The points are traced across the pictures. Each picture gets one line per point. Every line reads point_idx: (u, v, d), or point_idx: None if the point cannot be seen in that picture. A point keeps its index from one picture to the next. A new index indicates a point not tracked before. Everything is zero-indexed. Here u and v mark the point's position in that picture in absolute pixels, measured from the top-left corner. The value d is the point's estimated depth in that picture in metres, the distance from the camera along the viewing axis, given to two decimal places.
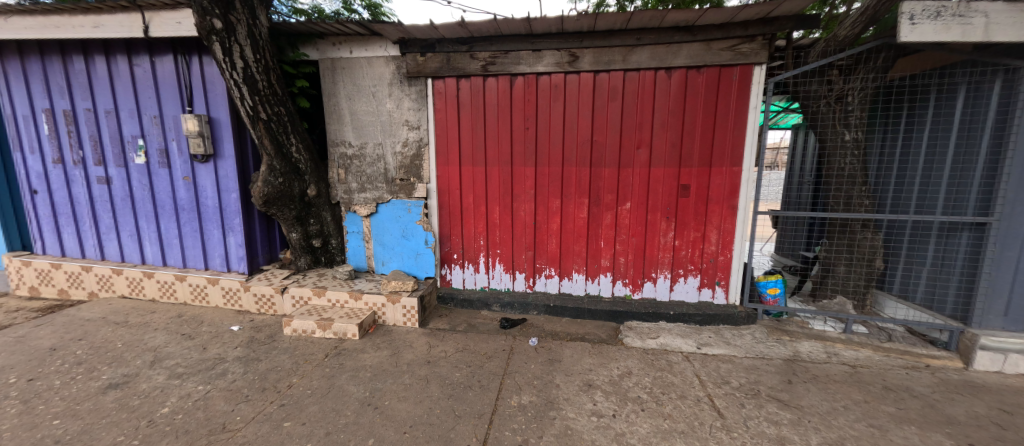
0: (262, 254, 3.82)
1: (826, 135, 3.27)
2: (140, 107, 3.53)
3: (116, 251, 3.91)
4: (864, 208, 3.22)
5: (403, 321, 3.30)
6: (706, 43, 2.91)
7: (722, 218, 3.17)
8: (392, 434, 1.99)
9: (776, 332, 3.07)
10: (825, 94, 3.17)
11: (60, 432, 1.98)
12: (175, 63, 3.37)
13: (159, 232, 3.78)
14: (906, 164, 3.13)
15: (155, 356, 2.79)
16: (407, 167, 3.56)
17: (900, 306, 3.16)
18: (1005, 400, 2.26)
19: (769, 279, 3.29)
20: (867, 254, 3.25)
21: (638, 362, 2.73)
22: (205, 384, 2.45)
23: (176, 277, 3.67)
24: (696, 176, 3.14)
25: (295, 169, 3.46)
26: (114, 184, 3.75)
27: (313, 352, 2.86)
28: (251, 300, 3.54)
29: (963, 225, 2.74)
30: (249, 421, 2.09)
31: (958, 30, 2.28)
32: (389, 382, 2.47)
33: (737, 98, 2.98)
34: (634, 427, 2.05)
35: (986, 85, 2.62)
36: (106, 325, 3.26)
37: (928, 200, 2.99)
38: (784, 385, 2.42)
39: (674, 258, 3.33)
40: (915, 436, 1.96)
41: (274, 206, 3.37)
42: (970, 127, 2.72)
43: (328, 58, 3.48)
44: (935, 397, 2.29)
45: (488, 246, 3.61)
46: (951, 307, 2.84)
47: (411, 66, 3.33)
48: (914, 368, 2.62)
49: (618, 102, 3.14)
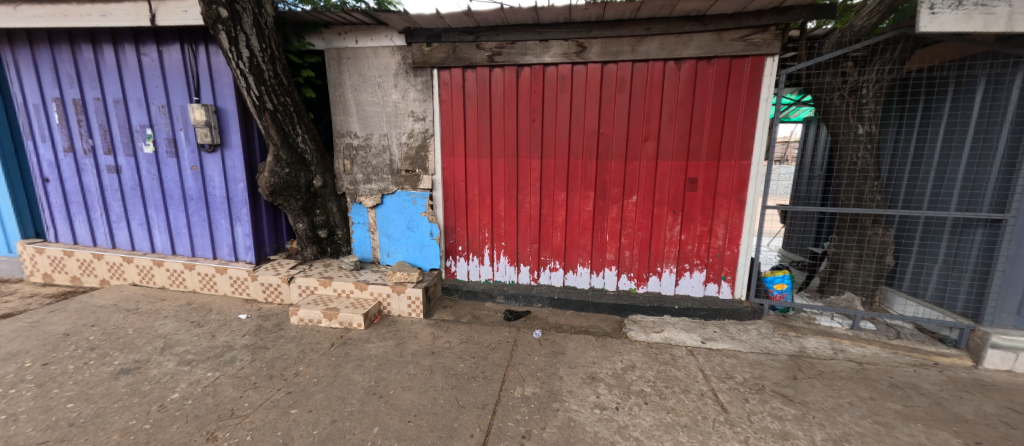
0: (269, 244, 3.86)
1: (838, 129, 3.19)
2: (148, 96, 3.55)
3: (126, 239, 3.96)
4: (876, 203, 3.16)
5: (408, 311, 3.32)
6: (717, 33, 2.85)
7: (731, 212, 3.14)
8: (396, 423, 2.02)
9: (782, 328, 3.06)
10: (838, 87, 3.08)
11: (74, 416, 2.03)
12: (182, 52, 3.38)
13: (168, 221, 3.81)
14: (921, 159, 3.06)
15: (165, 343, 2.84)
16: (412, 158, 3.55)
17: (909, 303, 3.11)
18: (1015, 398, 2.23)
19: (776, 275, 3.26)
20: (877, 250, 3.18)
21: (642, 355, 2.73)
22: (215, 371, 2.49)
23: (186, 265, 3.73)
24: (705, 169, 3.10)
25: (301, 160, 3.48)
26: (124, 173, 3.79)
27: (319, 341, 2.89)
28: (259, 289, 3.58)
29: (978, 221, 2.70)
30: (257, 408, 2.13)
31: (980, 20, 2.21)
32: (394, 371, 2.50)
33: (747, 90, 2.92)
34: (638, 420, 2.05)
35: (1006, 77, 2.56)
36: (118, 312, 3.33)
37: (942, 197, 2.92)
38: (790, 381, 2.41)
39: (679, 253, 3.30)
40: (921, 433, 1.94)
41: (280, 197, 3.39)
42: (988, 122, 2.66)
43: (334, 48, 3.46)
44: (943, 395, 2.27)
45: (493, 238, 3.61)
46: (963, 304, 2.81)
47: (417, 57, 3.31)
48: (923, 365, 2.59)
49: (626, 94, 3.09)
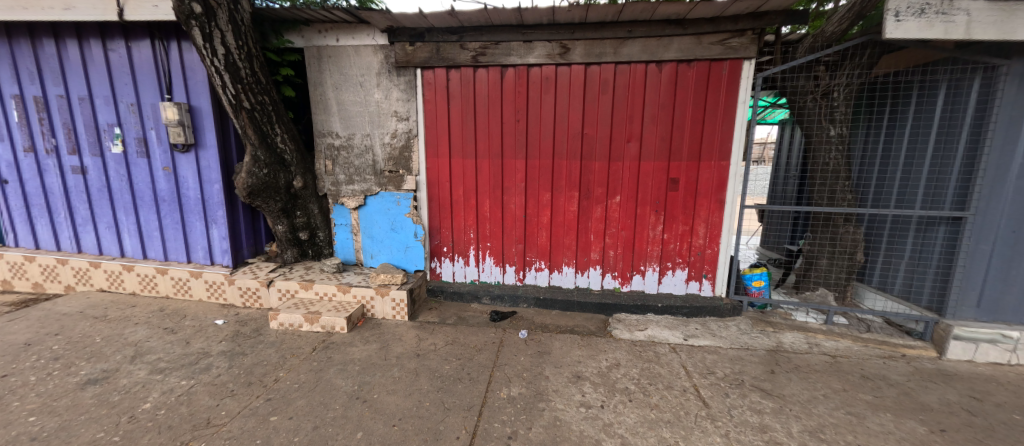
0: (247, 247, 3.75)
1: (812, 131, 3.31)
2: (116, 94, 3.40)
3: (93, 243, 3.78)
4: (847, 202, 3.28)
5: (392, 314, 3.28)
6: (697, 36, 2.91)
7: (711, 211, 3.21)
8: (381, 427, 1.98)
9: (760, 324, 3.14)
10: (811, 90, 3.20)
11: (36, 429, 1.92)
12: (153, 48, 3.25)
13: (139, 224, 3.66)
14: (889, 160, 3.20)
15: (136, 351, 2.73)
16: (396, 159, 3.51)
17: (879, 297, 3.26)
18: (975, 387, 2.36)
19: (755, 272, 3.35)
20: (849, 248, 3.31)
21: (626, 353, 2.76)
22: (189, 379, 2.40)
23: (158, 270, 3.58)
24: (686, 170, 3.17)
25: (280, 160, 3.39)
26: (90, 174, 3.62)
27: (300, 346, 2.83)
28: (236, 293, 3.48)
29: (940, 219, 2.84)
30: (234, 416, 2.06)
31: (941, 28, 2.32)
32: (378, 375, 2.46)
33: (726, 92, 3.00)
34: (622, 418, 2.08)
35: (965, 82, 2.69)
36: (84, 320, 3.18)
37: (908, 195, 3.06)
38: (768, 375, 2.48)
39: (662, 252, 3.36)
40: (891, 422, 2.03)
41: (259, 199, 3.29)
42: (950, 125, 2.79)
43: (314, 46, 3.38)
44: (910, 385, 2.37)
45: (479, 239, 3.59)
46: (928, 298, 2.95)
47: (400, 56, 3.27)
48: (891, 357, 2.70)
49: (609, 95, 3.13)
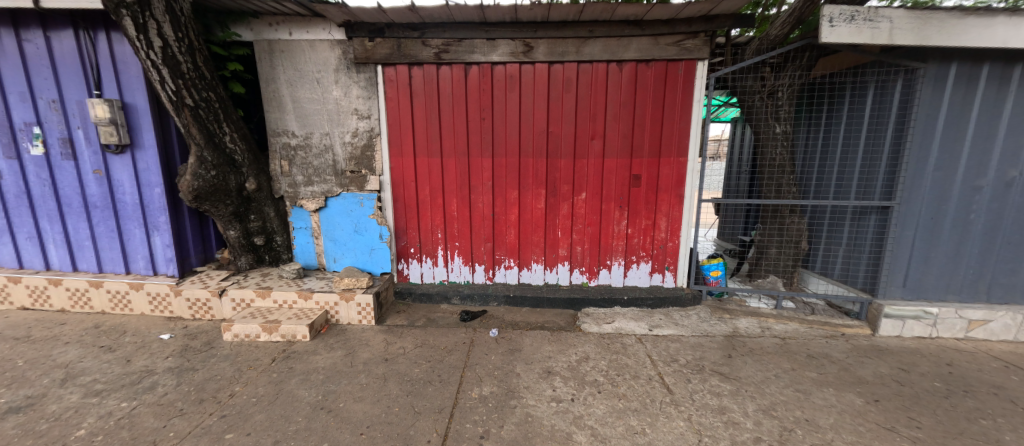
0: (195, 254, 3.49)
1: (760, 128, 3.53)
2: (34, 89, 3.05)
3: (12, 256, 3.39)
4: (792, 195, 3.53)
5: (358, 319, 3.18)
6: (654, 37, 3.02)
7: (671, 206, 3.35)
8: (347, 437, 1.92)
9: (718, 311, 3.32)
10: (758, 90, 3.40)
11: None
12: (77, 39, 2.94)
13: (67, 234, 3.32)
14: (827, 155, 3.47)
15: (67, 373, 2.47)
16: (358, 158, 3.39)
17: (821, 281, 3.54)
18: (903, 359, 2.61)
19: (712, 263, 3.52)
20: (795, 236, 3.56)
21: (595, 346, 2.83)
22: (131, 400, 2.21)
23: (91, 283, 3.26)
24: (647, 166, 3.28)
25: (230, 161, 3.18)
26: (4, 179, 3.23)
27: (258, 357, 2.67)
28: (184, 305, 3.23)
29: (872, 209, 3.09)
30: (184, 436, 1.92)
31: (869, 33, 2.53)
32: (344, 383, 2.37)
33: (682, 91, 3.13)
34: (591, 409, 2.13)
35: (890, 83, 2.95)
36: (2, 342, 2.84)
37: (844, 187, 3.33)
38: (726, 359, 2.62)
39: (627, 246, 3.47)
40: (832, 396, 2.21)
41: (207, 203, 3.07)
42: (878, 122, 3.06)
43: (265, 40, 3.20)
44: (849, 361, 2.59)
45: (447, 239, 3.55)
46: (863, 280, 3.21)
47: (359, 51, 3.15)
48: (833, 337, 2.94)
49: (572, 93, 3.18)
